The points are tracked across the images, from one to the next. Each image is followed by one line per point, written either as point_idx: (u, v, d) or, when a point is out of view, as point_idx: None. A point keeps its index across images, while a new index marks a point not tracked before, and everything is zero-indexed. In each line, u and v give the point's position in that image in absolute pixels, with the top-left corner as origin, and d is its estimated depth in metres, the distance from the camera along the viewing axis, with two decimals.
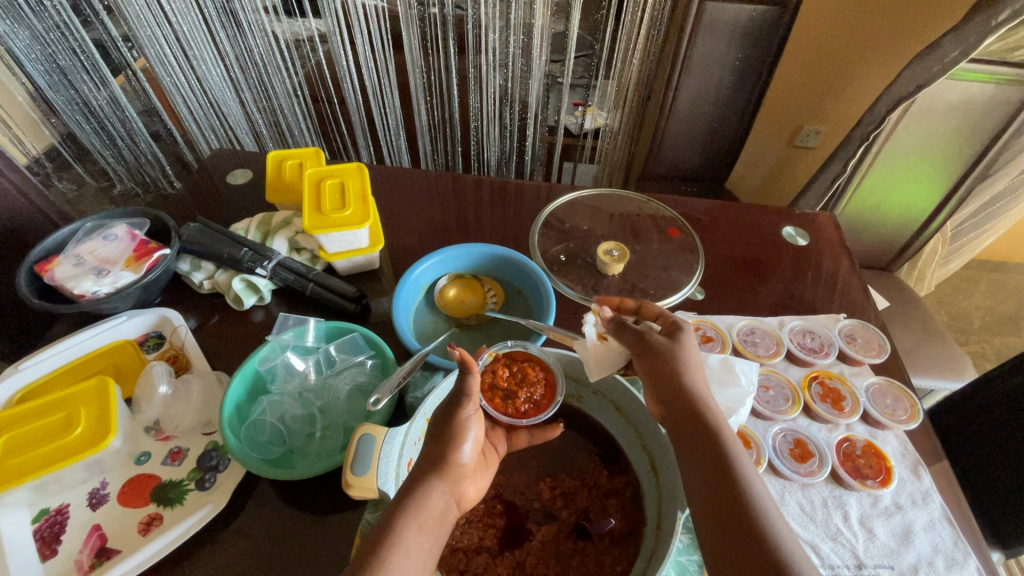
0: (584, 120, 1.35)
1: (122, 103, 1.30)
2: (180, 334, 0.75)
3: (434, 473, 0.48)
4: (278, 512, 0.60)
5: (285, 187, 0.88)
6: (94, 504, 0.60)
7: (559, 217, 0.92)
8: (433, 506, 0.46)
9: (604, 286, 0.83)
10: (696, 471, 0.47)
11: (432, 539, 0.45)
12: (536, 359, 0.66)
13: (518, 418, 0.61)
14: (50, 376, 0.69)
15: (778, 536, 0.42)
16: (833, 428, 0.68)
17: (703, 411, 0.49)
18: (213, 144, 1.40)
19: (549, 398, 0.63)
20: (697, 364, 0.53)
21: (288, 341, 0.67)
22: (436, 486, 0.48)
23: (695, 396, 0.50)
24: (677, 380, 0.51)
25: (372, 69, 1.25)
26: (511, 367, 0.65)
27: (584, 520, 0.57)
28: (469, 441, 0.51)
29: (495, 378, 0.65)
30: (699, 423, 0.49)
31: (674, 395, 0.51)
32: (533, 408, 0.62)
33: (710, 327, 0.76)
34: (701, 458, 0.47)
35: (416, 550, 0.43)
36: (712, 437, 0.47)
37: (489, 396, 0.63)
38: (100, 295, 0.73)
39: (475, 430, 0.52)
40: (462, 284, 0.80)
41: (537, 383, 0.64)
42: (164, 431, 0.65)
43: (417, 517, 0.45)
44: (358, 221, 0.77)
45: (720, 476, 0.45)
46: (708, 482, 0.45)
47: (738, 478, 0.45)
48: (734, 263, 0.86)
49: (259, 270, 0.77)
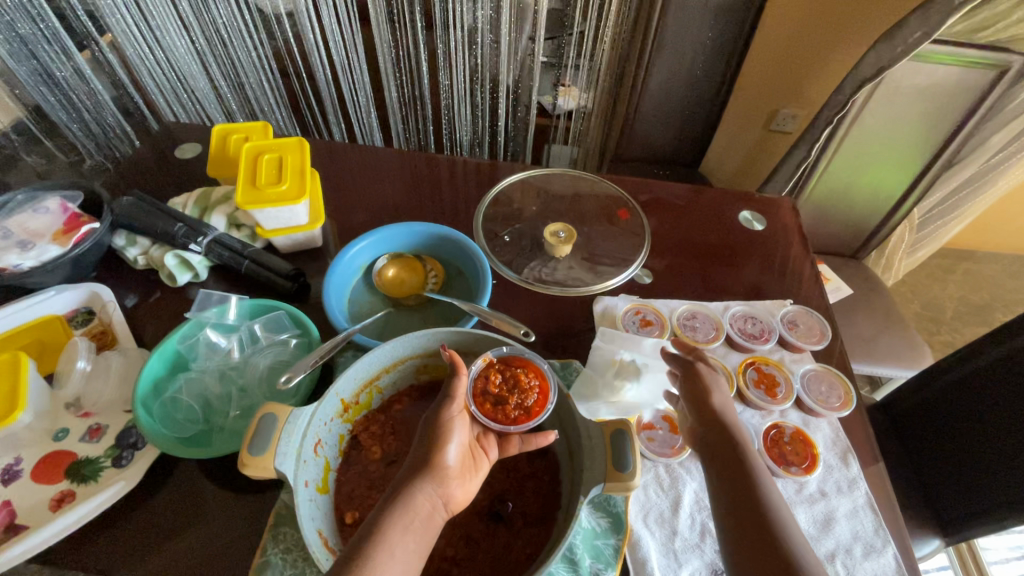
0: (559, 100, 1.33)
1: (88, 76, 1.27)
2: (109, 310, 0.73)
3: (423, 473, 0.48)
4: (196, 489, 0.59)
5: (227, 161, 0.87)
6: (6, 480, 0.59)
7: (509, 197, 0.90)
8: (418, 507, 0.46)
9: (549, 269, 0.81)
10: (723, 489, 0.46)
11: (418, 541, 0.44)
12: (529, 364, 0.61)
13: (508, 425, 0.57)
14: None
15: (803, 558, 0.41)
16: (765, 414, 0.67)
17: (736, 435, 0.50)
18: (182, 118, 1.38)
19: (542, 404, 0.58)
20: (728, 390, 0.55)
21: (209, 319, 0.65)
22: (423, 487, 0.47)
23: (727, 421, 0.51)
24: (709, 405, 0.53)
25: (340, 45, 1.24)
26: (504, 372, 0.60)
27: (499, 504, 0.56)
28: (454, 444, 0.51)
29: (486, 384, 0.59)
30: (728, 444, 0.49)
31: (709, 419, 0.52)
32: (524, 414, 0.58)
33: (651, 312, 0.75)
34: (729, 467, 0.47)
35: (400, 550, 0.43)
36: (735, 451, 0.48)
37: (478, 401, 0.59)
38: (23, 268, 0.71)
39: (459, 432, 0.52)
40: (402, 264, 0.78)
41: (530, 390, 0.59)
42: (84, 408, 0.64)
43: (402, 517, 0.45)
44: (294, 196, 0.75)
45: (743, 484, 0.46)
46: (733, 487, 0.46)
47: (765, 501, 0.44)
48: (684, 247, 0.84)
49: (193, 245, 0.76)
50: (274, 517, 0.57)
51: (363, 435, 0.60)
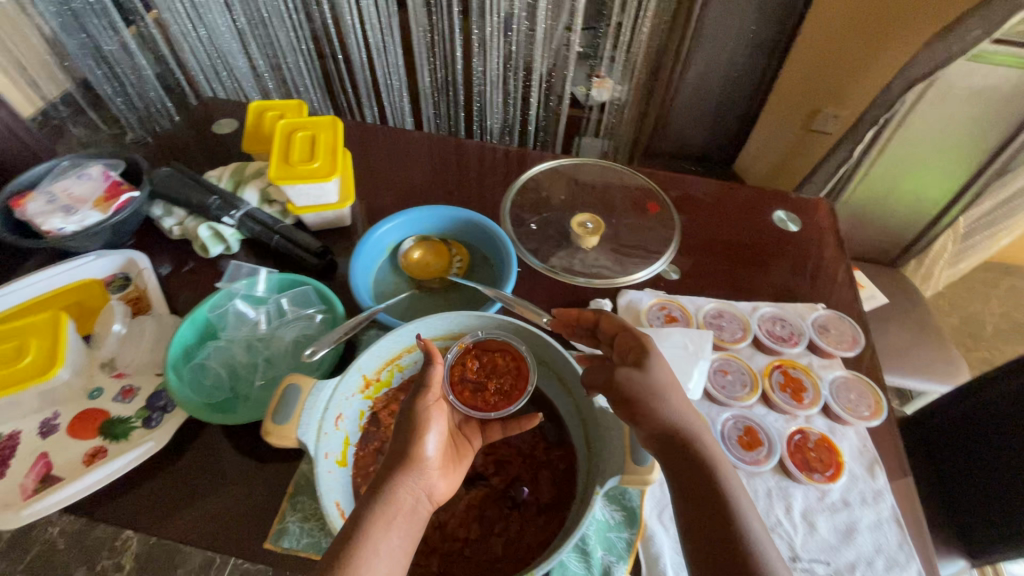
0: (593, 91, 1.31)
1: (132, 50, 1.31)
2: (145, 277, 0.75)
3: (402, 467, 0.47)
4: (219, 453, 0.61)
5: (263, 138, 0.89)
6: (44, 433, 0.61)
7: (538, 184, 0.89)
8: (400, 501, 0.45)
9: (575, 259, 0.80)
10: (691, 512, 0.44)
11: (403, 535, 0.44)
12: (505, 349, 0.61)
13: (488, 411, 0.58)
14: (18, 308, 0.72)
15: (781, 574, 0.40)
16: (789, 419, 0.65)
17: (695, 446, 0.46)
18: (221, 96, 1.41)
19: (519, 388, 0.59)
20: (675, 389, 0.48)
21: (238, 289, 0.66)
22: (405, 480, 0.47)
23: (682, 430, 0.46)
24: (657, 417, 0.46)
25: (377, 28, 1.26)
26: (481, 358, 0.61)
27: (513, 488, 0.56)
28: (433, 435, 0.50)
29: (464, 371, 0.60)
30: (691, 464, 0.45)
31: (660, 433, 0.46)
32: (503, 399, 0.59)
33: (676, 308, 0.73)
34: (694, 493, 0.44)
35: (386, 547, 0.43)
36: (703, 472, 0.44)
37: (457, 390, 0.60)
38: (67, 232, 0.73)
39: (437, 422, 0.51)
40: (428, 246, 0.78)
41: (508, 374, 0.60)
42: (118, 369, 0.66)
43: (385, 513, 0.44)
44: (325, 173, 0.76)
45: (713, 513, 0.43)
46: (704, 515, 0.43)
47: (736, 519, 0.42)
48: (715, 245, 0.83)
49: (227, 218, 0.77)
50: (294, 487, 0.58)
51: (384, 412, 0.60)
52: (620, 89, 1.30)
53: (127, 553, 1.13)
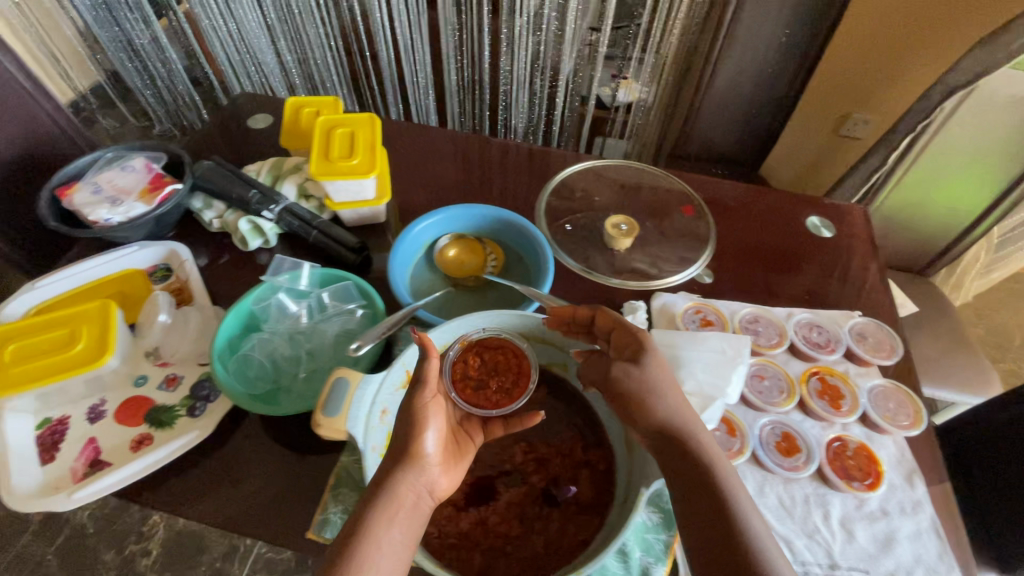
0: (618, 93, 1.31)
1: (163, 44, 1.36)
2: (186, 268, 0.76)
3: (403, 464, 0.47)
4: (260, 444, 0.62)
5: (300, 134, 0.90)
6: (92, 418, 0.63)
7: (572, 185, 0.89)
8: (402, 498, 0.45)
9: (608, 260, 0.80)
10: (687, 506, 0.46)
11: (405, 530, 0.44)
12: (508, 347, 0.62)
13: (491, 409, 0.59)
14: (64, 296, 0.73)
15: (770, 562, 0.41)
16: (827, 425, 0.65)
17: (690, 441, 0.48)
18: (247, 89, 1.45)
19: (521, 387, 0.60)
20: (668, 385, 0.51)
21: (282, 283, 0.67)
22: (406, 477, 0.46)
23: (677, 426, 0.49)
24: (652, 412, 0.50)
25: (406, 27, 1.27)
26: (483, 355, 0.61)
27: (553, 487, 0.56)
28: (432, 432, 0.49)
29: (465, 368, 0.61)
30: (680, 456, 0.48)
31: (652, 426, 0.50)
32: (505, 396, 0.60)
33: (712, 312, 0.73)
34: (684, 482, 0.46)
35: (387, 544, 0.43)
36: (693, 464, 0.47)
37: (459, 386, 0.60)
38: (112, 223, 0.75)
39: (436, 418, 0.50)
40: (463, 244, 0.79)
41: (509, 372, 0.61)
42: (162, 357, 0.67)
43: (387, 510, 0.44)
44: (364, 170, 0.76)
45: (701, 502, 0.45)
46: (692, 503, 0.45)
47: (733, 512, 0.44)
48: (749, 250, 0.82)
49: (266, 212, 0.79)
50: (335, 479, 0.59)
51: None
52: (645, 91, 1.30)
53: (154, 538, 1.15)
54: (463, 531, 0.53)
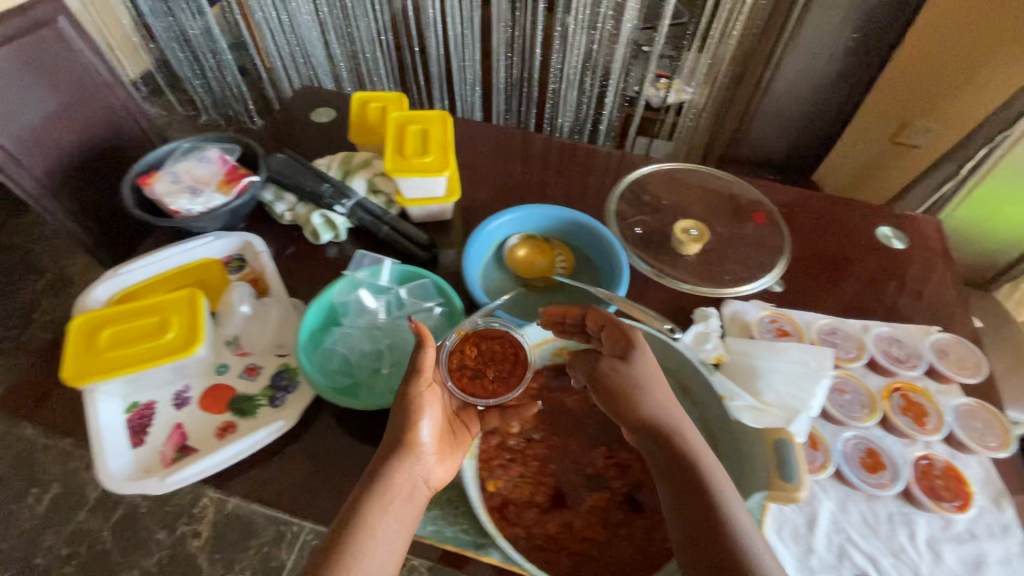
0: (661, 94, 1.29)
1: (212, 34, 1.58)
2: (261, 259, 0.77)
3: (396, 454, 0.49)
4: (340, 436, 0.63)
5: (368, 129, 0.90)
6: (178, 405, 0.64)
7: (638, 188, 0.88)
8: (397, 487, 0.47)
9: (678, 265, 0.80)
10: (676, 500, 0.45)
11: (399, 520, 0.45)
12: (505, 338, 0.62)
13: (487, 399, 0.59)
14: (145, 283, 0.75)
15: (758, 559, 0.40)
16: (909, 443, 0.64)
17: (678, 438, 0.47)
18: (292, 79, 1.62)
19: (519, 376, 0.61)
20: (657, 380, 0.51)
21: (362, 278, 0.68)
22: (401, 466, 0.48)
23: (665, 422, 0.48)
24: (637, 408, 0.50)
25: (457, 22, 1.31)
26: (480, 345, 0.62)
27: (636, 493, 0.56)
28: (428, 421, 0.52)
29: (462, 358, 0.61)
30: (670, 450, 0.47)
31: (640, 422, 0.49)
32: (502, 385, 0.60)
33: (787, 321, 0.72)
34: (675, 478, 0.45)
35: (382, 533, 0.44)
36: (683, 460, 0.46)
37: (456, 376, 0.60)
38: (193, 213, 0.77)
39: (430, 408, 0.52)
40: (532, 245, 0.79)
41: (506, 361, 0.61)
42: (242, 347, 0.69)
43: (381, 501, 0.46)
44: (438, 168, 0.77)
45: (690, 496, 0.44)
46: (680, 498, 0.44)
47: (721, 509, 0.43)
48: (823, 260, 0.80)
49: (338, 207, 0.79)
50: None
51: None
52: (691, 93, 1.28)
53: (204, 519, 1.18)
54: (550, 534, 0.54)
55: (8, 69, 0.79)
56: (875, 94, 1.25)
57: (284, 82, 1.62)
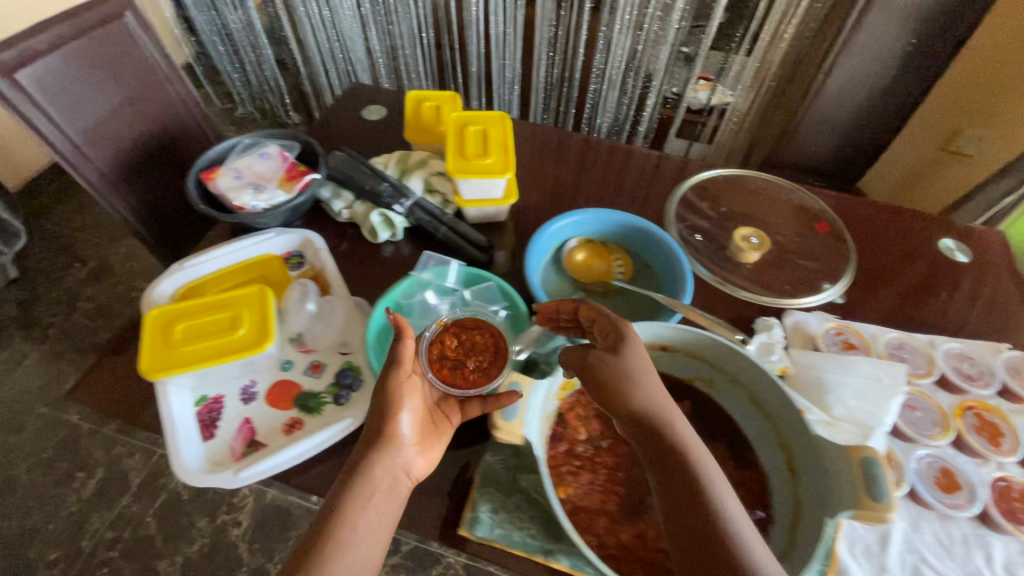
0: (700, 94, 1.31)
1: (253, 27, 1.61)
2: (321, 257, 0.78)
3: (376, 448, 0.51)
4: None
5: (423, 128, 0.90)
6: (245, 399, 0.65)
7: (694, 193, 0.87)
8: (377, 479, 0.50)
9: (737, 273, 0.79)
10: (668, 496, 0.44)
11: (380, 510, 0.49)
12: (485, 329, 0.65)
13: (467, 388, 0.60)
14: (209, 277, 0.76)
15: (748, 552, 0.40)
16: (982, 463, 0.62)
17: (667, 431, 0.47)
18: (330, 74, 1.64)
19: (497, 365, 0.62)
20: (647, 372, 0.50)
21: (428, 280, 0.70)
22: (382, 459, 0.51)
23: (655, 414, 0.48)
24: (627, 400, 0.49)
25: (499, 20, 1.32)
26: (459, 336, 0.65)
27: None
28: (407, 414, 0.54)
29: (443, 349, 0.64)
30: (661, 445, 0.46)
31: (630, 415, 0.48)
32: (482, 374, 0.62)
33: (853, 334, 0.71)
34: (667, 472, 0.45)
35: (363, 524, 0.47)
36: (675, 454, 0.45)
37: (437, 367, 0.62)
38: (257, 209, 0.78)
39: (409, 400, 0.55)
40: (590, 249, 0.78)
41: (484, 351, 0.64)
42: (306, 344, 0.70)
43: (362, 493, 0.49)
44: (499, 170, 0.76)
45: (682, 492, 0.44)
46: (672, 493, 0.44)
47: (713, 504, 0.43)
48: (885, 272, 0.79)
49: (397, 206, 0.80)
50: (481, 477, 0.60)
51: (569, 414, 0.60)
52: (733, 97, 1.29)
53: (244, 509, 1.20)
54: (623, 543, 0.54)
55: (75, 63, 0.80)
56: (919, 113, 1.24)
57: (322, 74, 1.64)
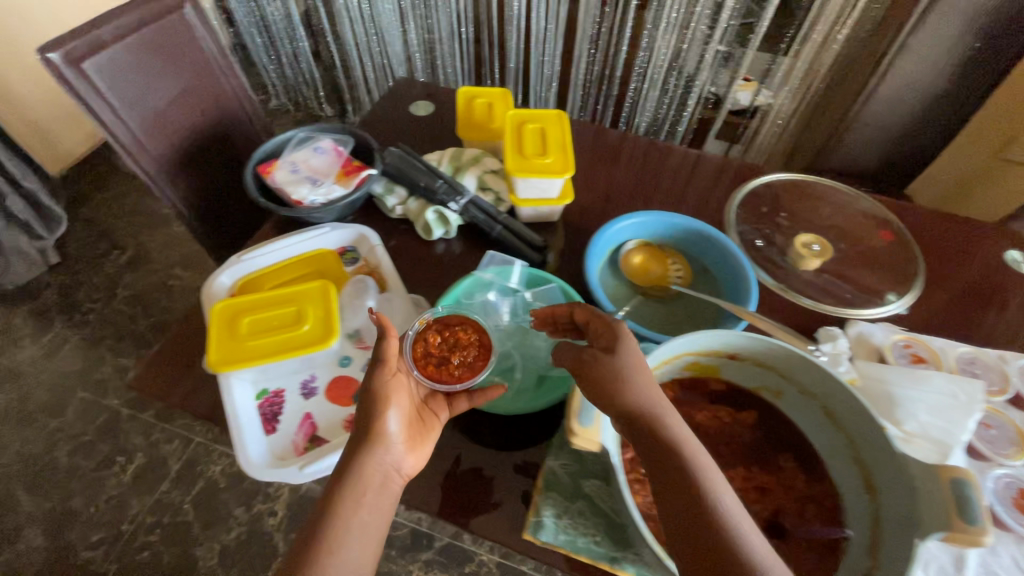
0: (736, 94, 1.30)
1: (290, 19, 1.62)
2: (377, 254, 0.78)
3: (365, 449, 0.51)
4: (465, 436, 0.63)
5: (476, 125, 0.89)
6: (305, 394, 0.65)
7: (751, 198, 0.86)
8: (367, 480, 0.50)
9: (797, 281, 0.77)
10: (666, 493, 0.44)
11: (371, 510, 0.49)
12: (467, 324, 0.65)
13: (454, 384, 0.61)
14: (266, 271, 0.76)
15: (747, 547, 0.40)
16: None
17: (661, 429, 0.47)
18: (365, 67, 1.64)
19: (483, 358, 0.63)
20: (641, 369, 0.50)
21: (490, 280, 0.70)
22: (370, 459, 0.51)
23: (648, 410, 0.48)
24: (619, 396, 0.48)
25: (541, 17, 1.30)
26: (443, 332, 0.65)
27: (779, 519, 0.56)
28: (394, 414, 0.54)
29: (427, 346, 0.64)
30: (657, 442, 0.46)
31: (624, 413, 0.48)
32: (468, 369, 0.63)
33: (922, 347, 0.69)
34: (664, 470, 0.45)
35: (355, 526, 0.48)
36: (670, 451, 0.45)
37: (422, 364, 0.62)
38: (315, 204, 0.77)
39: (395, 400, 0.54)
40: (649, 252, 0.77)
41: (470, 345, 0.64)
42: (365, 341, 0.70)
43: (353, 494, 0.49)
44: (559, 169, 0.75)
45: (678, 489, 0.44)
46: (670, 490, 0.44)
47: (710, 501, 0.42)
48: (950, 283, 0.77)
49: (453, 203, 0.79)
50: (544, 480, 0.59)
51: None
52: (777, 99, 1.28)
53: (279, 499, 1.21)
54: None
55: (137, 53, 0.81)
56: (981, 117, 1.17)
57: (358, 68, 1.64)
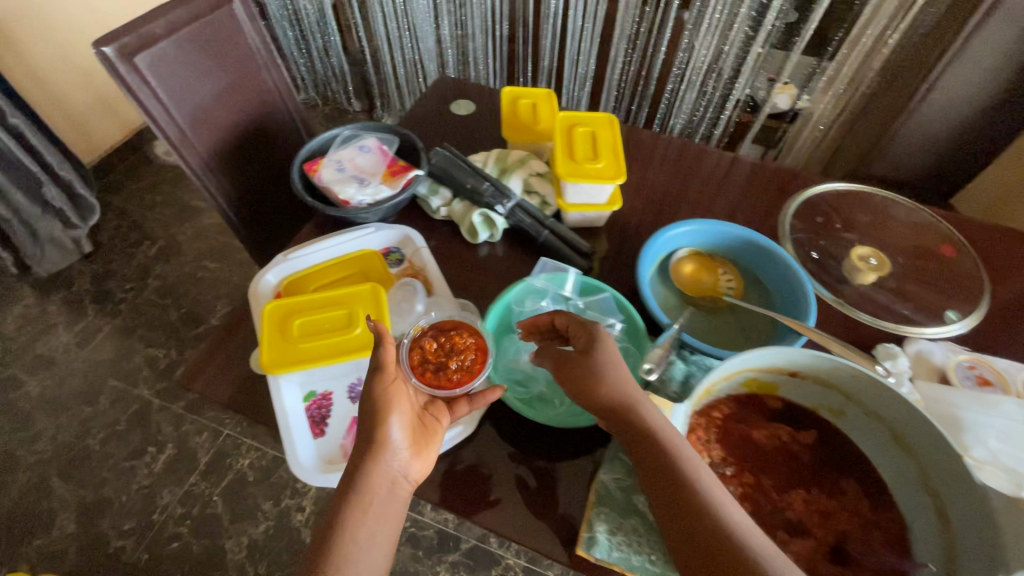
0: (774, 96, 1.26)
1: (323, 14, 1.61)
2: (421, 256, 0.77)
3: (370, 458, 0.51)
4: (512, 445, 0.62)
5: (521, 126, 0.88)
6: (353, 398, 0.64)
7: (805, 207, 0.83)
8: (374, 488, 0.49)
9: (853, 295, 0.75)
10: (652, 482, 0.48)
11: (378, 520, 0.48)
12: (459, 328, 0.66)
13: (452, 389, 0.61)
14: (311, 270, 0.76)
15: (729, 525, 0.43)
16: None
17: (637, 421, 0.50)
18: (398, 62, 1.63)
19: (480, 361, 0.63)
20: (615, 365, 0.53)
21: (541, 287, 0.69)
22: (375, 468, 0.50)
23: (621, 403, 0.51)
24: (599, 393, 0.52)
25: (579, 15, 1.28)
26: (438, 338, 0.65)
27: (843, 544, 0.54)
28: (396, 422, 0.53)
29: (423, 353, 0.64)
30: (637, 435, 0.49)
31: (604, 409, 0.52)
32: (465, 374, 0.63)
33: (989, 370, 0.66)
34: (646, 460, 0.48)
35: (364, 537, 0.47)
36: (649, 442, 0.48)
37: (418, 371, 0.63)
38: (362, 204, 0.77)
39: (398, 407, 0.54)
40: (700, 262, 0.75)
41: (467, 350, 0.64)
42: None
43: (359, 504, 0.48)
44: (610, 175, 0.74)
45: (662, 477, 0.47)
46: (654, 480, 0.48)
47: (689, 484, 0.46)
48: (1015, 302, 0.74)
49: (499, 206, 0.78)
50: (595, 495, 0.57)
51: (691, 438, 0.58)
52: (818, 104, 1.25)
53: (307, 495, 1.21)
54: None
55: (188, 48, 0.81)
56: None
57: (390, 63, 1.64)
